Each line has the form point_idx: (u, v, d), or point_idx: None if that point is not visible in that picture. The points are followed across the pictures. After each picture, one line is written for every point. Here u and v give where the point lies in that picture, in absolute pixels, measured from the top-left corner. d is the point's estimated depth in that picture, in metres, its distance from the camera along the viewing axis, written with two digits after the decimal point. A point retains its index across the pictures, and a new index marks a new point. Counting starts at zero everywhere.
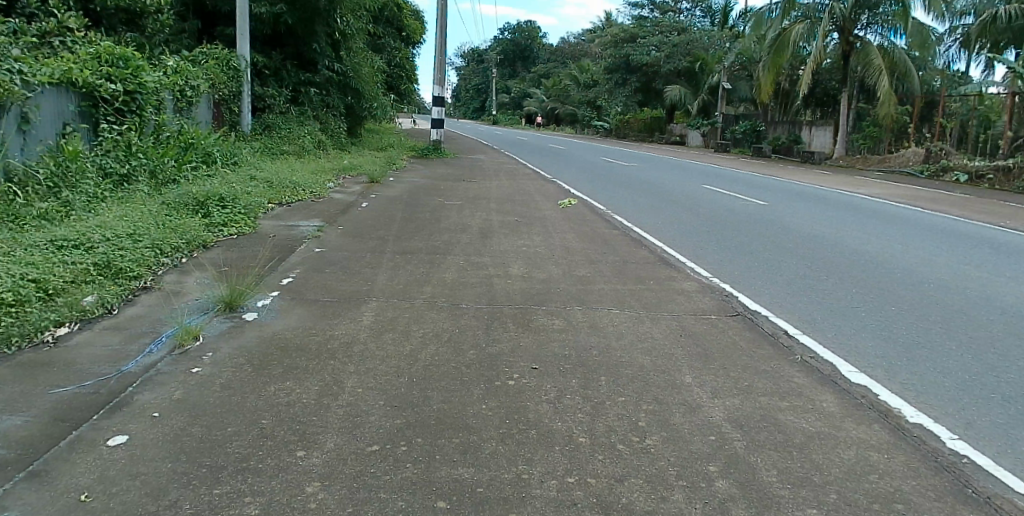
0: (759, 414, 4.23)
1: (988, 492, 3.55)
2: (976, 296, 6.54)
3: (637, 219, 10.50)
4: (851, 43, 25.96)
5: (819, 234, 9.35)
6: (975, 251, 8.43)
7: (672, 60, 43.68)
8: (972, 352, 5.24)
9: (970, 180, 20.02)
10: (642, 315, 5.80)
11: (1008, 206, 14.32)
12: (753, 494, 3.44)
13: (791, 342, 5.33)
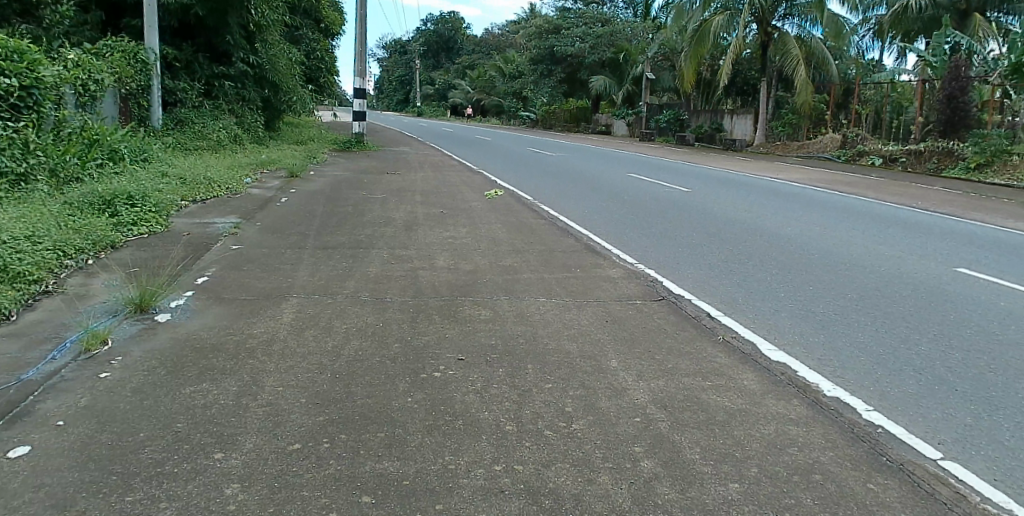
0: (683, 395, 4.32)
1: (902, 458, 3.73)
2: (888, 273, 6.85)
3: (563, 209, 10.60)
4: (769, 34, 26.80)
5: (741, 218, 9.62)
6: (888, 231, 8.83)
7: (596, 51, 44.30)
8: (885, 326, 5.49)
9: (885, 163, 20.96)
10: (567, 303, 5.86)
11: (918, 187, 15.10)
12: (678, 472, 3.52)
13: (712, 323, 5.46)
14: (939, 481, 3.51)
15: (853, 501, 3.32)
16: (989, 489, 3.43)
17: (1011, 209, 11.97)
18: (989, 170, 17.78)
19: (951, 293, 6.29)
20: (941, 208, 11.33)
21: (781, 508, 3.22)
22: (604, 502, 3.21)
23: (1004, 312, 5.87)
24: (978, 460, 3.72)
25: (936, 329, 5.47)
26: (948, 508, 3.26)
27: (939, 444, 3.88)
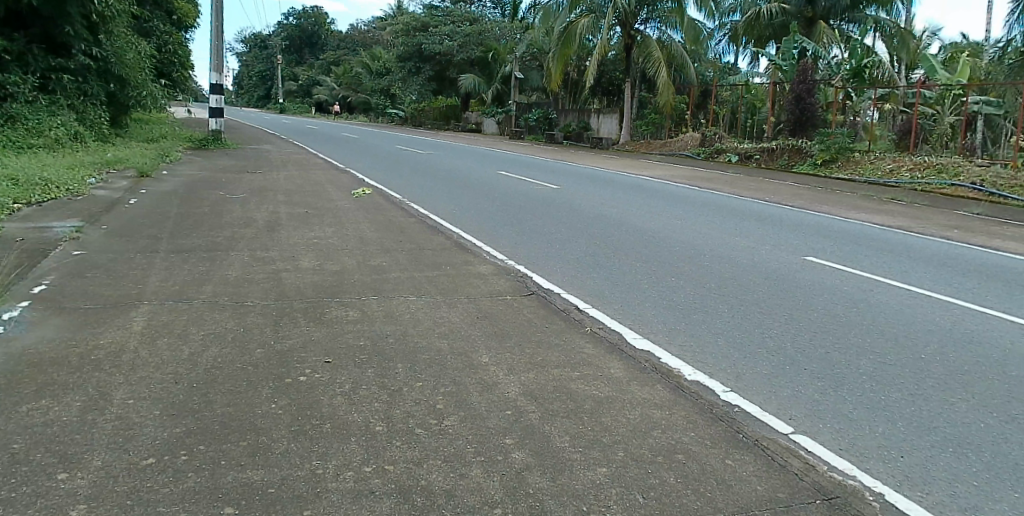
0: (552, 386, 4.45)
1: (756, 435, 4.06)
2: (743, 262, 7.36)
3: (433, 207, 10.59)
4: (632, 37, 28.04)
5: (608, 214, 10.00)
6: (743, 223, 9.49)
7: (465, 49, 44.98)
8: (741, 312, 5.91)
9: (740, 160, 22.48)
10: (437, 301, 5.88)
11: (766, 182, 16.35)
12: (548, 461, 3.63)
13: (581, 315, 5.66)
14: (792, 454, 3.86)
15: (714, 478, 3.57)
16: (835, 459, 3.83)
17: (848, 200, 13.28)
18: (834, 166, 19.54)
19: (799, 279, 6.86)
20: (788, 201, 12.36)
21: (647, 489, 3.40)
22: (476, 495, 3.26)
23: (843, 294, 6.49)
24: (824, 433, 4.12)
25: (786, 312, 5.95)
26: (799, 478, 3.60)
27: (789, 420, 4.26)
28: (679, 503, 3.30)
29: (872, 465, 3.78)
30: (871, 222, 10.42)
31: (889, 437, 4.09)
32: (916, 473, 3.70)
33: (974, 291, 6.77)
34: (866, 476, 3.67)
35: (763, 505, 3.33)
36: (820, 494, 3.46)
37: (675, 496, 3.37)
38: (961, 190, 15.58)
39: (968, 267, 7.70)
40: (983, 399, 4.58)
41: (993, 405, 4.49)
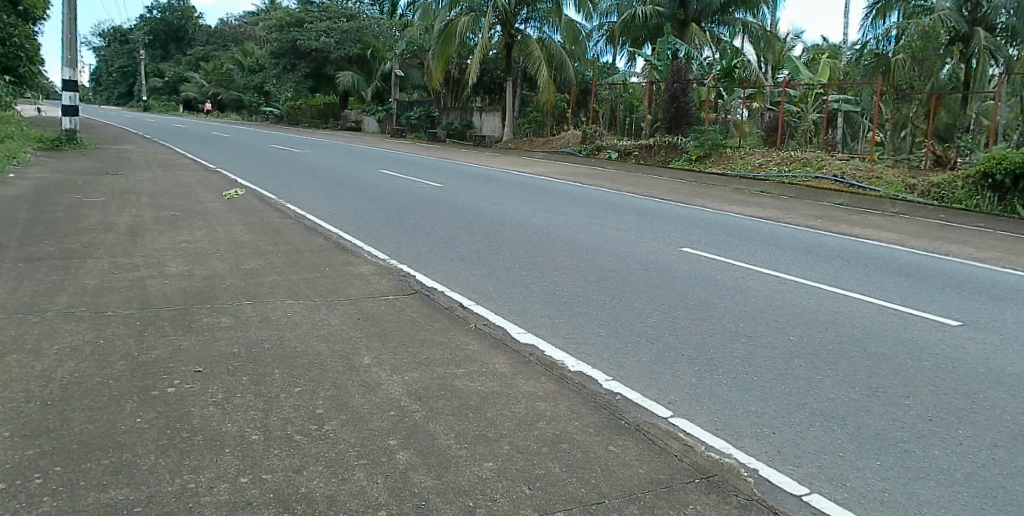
0: (437, 384, 4.47)
1: (638, 420, 4.25)
2: (624, 255, 7.66)
3: (312, 208, 10.33)
4: (513, 36, 28.46)
5: (493, 211, 10.11)
6: (624, 218, 9.85)
7: (342, 47, 44.54)
8: (624, 303, 6.13)
9: (620, 157, 23.08)
10: (316, 303, 5.78)
11: (643, 177, 17.07)
12: (433, 459, 3.66)
13: (465, 313, 5.72)
14: (672, 437, 4.08)
15: (598, 465, 3.71)
16: (713, 439, 4.10)
17: (721, 194, 14.09)
18: (708, 161, 20.50)
19: (676, 269, 7.21)
20: (665, 195, 12.97)
21: (532, 480, 3.50)
22: (359, 498, 3.24)
23: (719, 282, 6.87)
24: (701, 414, 4.38)
25: (665, 302, 6.24)
26: (679, 460, 3.83)
27: (669, 404, 4.48)
28: (564, 491, 3.41)
29: (746, 442, 4.08)
30: (741, 213, 11.09)
31: (760, 416, 4.41)
32: (786, 448, 4.03)
33: (835, 275, 7.36)
34: (740, 453, 3.96)
35: (646, 487, 3.52)
36: (699, 473, 3.69)
37: (559, 485, 3.48)
38: (824, 182, 16.79)
39: (832, 253, 8.35)
40: (844, 374, 5.01)
41: (853, 380, 4.92)
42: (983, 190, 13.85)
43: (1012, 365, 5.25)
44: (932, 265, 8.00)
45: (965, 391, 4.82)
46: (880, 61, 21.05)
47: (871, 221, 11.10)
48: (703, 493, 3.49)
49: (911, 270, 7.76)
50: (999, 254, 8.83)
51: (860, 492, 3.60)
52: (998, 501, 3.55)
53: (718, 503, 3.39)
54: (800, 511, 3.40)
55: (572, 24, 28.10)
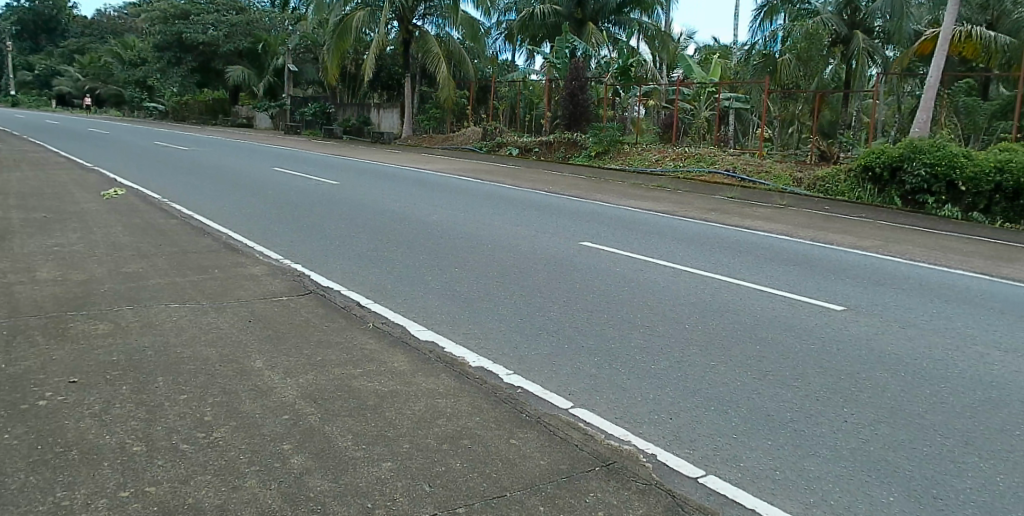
0: (333, 385, 4.42)
1: (539, 413, 4.31)
2: (524, 250, 7.78)
3: (202, 207, 9.97)
4: (411, 32, 28.21)
5: (392, 208, 10.06)
6: (526, 213, 10.00)
7: (232, 40, 43.78)
8: (523, 297, 6.22)
9: (520, 154, 23.18)
10: (204, 306, 5.61)
11: (542, 173, 17.41)
12: (329, 462, 3.61)
13: (363, 311, 5.68)
14: (573, 427, 4.17)
15: (499, 458, 3.76)
16: (612, 427, 4.22)
17: (620, 189, 14.49)
18: (607, 157, 20.99)
19: (576, 263, 7.37)
20: (567, 191, 13.26)
21: (433, 477, 3.51)
22: (253, 505, 3.17)
23: (617, 274, 7.06)
24: (600, 404, 4.49)
25: (566, 295, 6.36)
26: (580, 449, 3.93)
27: (569, 395, 4.56)
28: (464, 487, 3.44)
29: (645, 429, 4.23)
30: (639, 207, 11.46)
31: (658, 402, 4.56)
32: (683, 433, 4.21)
33: (727, 265, 7.68)
34: (639, 439, 4.11)
35: (547, 477, 3.60)
36: (599, 461, 3.81)
37: (458, 480, 3.50)
38: (718, 176, 17.44)
39: (728, 244, 8.72)
40: (737, 358, 5.23)
41: (746, 364, 5.15)
42: (864, 183, 14.79)
43: (889, 345, 5.65)
44: (817, 253, 8.48)
45: (848, 371, 5.15)
46: (767, 61, 22.09)
47: (761, 213, 11.66)
48: (603, 480, 3.60)
49: (799, 258, 8.19)
50: (879, 241, 9.47)
51: (752, 472, 3.83)
52: (876, 474, 3.86)
53: (618, 489, 3.52)
54: (697, 493, 3.59)
55: (471, 20, 27.84)
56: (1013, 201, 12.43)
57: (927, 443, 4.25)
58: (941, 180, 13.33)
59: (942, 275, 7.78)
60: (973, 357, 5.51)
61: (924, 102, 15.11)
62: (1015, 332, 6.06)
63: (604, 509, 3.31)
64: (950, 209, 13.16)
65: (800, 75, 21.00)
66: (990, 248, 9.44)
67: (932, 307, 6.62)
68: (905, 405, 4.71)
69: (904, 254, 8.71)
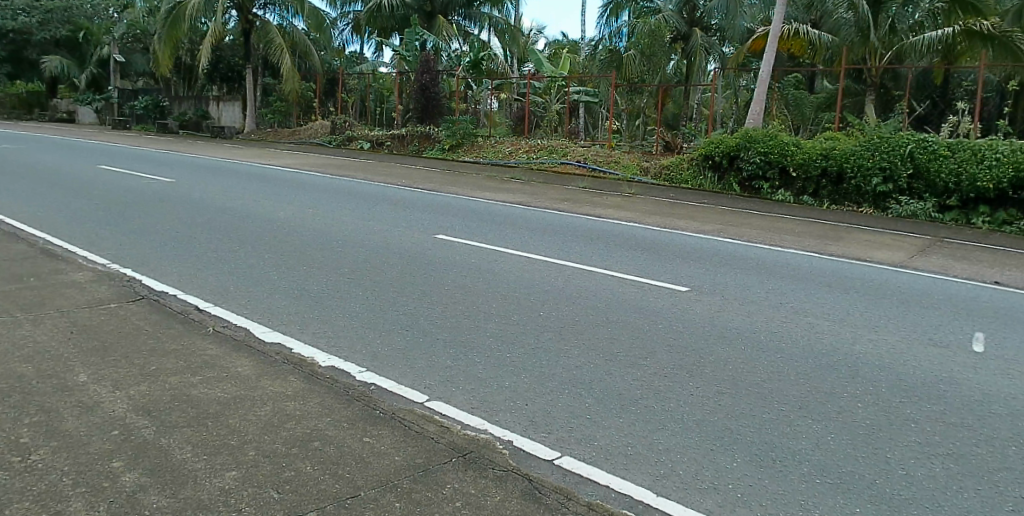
0: (169, 395, 4.18)
1: (393, 408, 4.25)
2: (377, 246, 7.75)
3: (19, 211, 9.10)
4: (251, 21, 27.23)
5: (237, 207, 9.66)
6: (382, 210, 9.96)
7: (47, 28, 40.30)
8: (371, 293, 6.18)
9: (372, 147, 23.00)
10: (19, 319, 5.12)
11: (396, 167, 17.28)
12: (166, 476, 3.39)
13: (202, 315, 5.42)
14: (429, 420, 4.14)
15: (352, 458, 3.68)
16: (469, 417, 4.23)
17: (474, 182, 14.59)
18: (460, 150, 21.17)
19: (430, 257, 7.41)
20: (420, 186, 13.25)
21: (282, 483, 3.38)
22: None
23: (473, 265, 7.16)
24: (456, 395, 4.49)
25: (421, 288, 6.36)
26: (436, 441, 3.91)
27: (424, 388, 4.53)
28: (315, 490, 3.34)
29: (501, 417, 4.28)
30: (492, 200, 11.66)
31: (514, 389, 4.62)
32: (539, 417, 4.30)
33: (579, 253, 7.93)
34: (496, 427, 4.15)
35: (402, 473, 3.55)
36: (456, 452, 3.81)
37: (307, 484, 3.39)
38: (569, 167, 18.05)
39: (585, 233, 9.02)
40: (590, 342, 5.41)
41: (600, 347, 5.33)
42: (705, 171, 15.74)
43: (730, 320, 6.06)
44: (664, 239, 8.94)
45: (696, 348, 5.45)
46: (614, 57, 22.87)
47: (611, 202, 12.13)
48: (460, 471, 3.61)
49: (649, 244, 8.60)
50: (719, 225, 10.12)
51: (606, 449, 3.98)
52: (722, 443, 4.13)
53: (475, 479, 3.54)
54: (553, 475, 3.67)
55: (316, 11, 27.21)
56: (837, 184, 13.74)
57: (764, 409, 4.60)
58: (774, 167, 14.45)
59: (777, 254, 8.43)
60: (803, 326, 6.03)
61: (757, 96, 16.27)
62: (841, 304, 6.67)
63: (461, 499, 3.32)
64: (783, 194, 14.34)
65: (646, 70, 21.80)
66: (817, 228, 10.33)
67: (770, 284, 7.15)
68: (745, 375, 5.06)
69: (742, 237, 9.37)
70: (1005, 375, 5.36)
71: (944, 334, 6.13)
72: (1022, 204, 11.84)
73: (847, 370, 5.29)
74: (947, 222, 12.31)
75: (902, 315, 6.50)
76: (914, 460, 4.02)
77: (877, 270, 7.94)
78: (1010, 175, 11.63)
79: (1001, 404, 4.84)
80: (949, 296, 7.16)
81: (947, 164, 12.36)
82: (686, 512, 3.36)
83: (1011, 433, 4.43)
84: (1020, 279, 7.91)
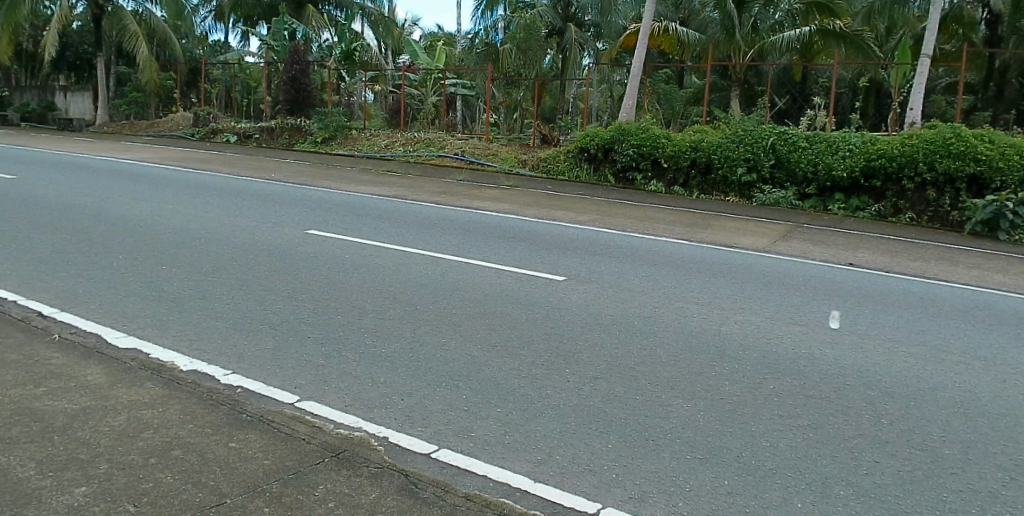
0: (8, 410, 3.86)
1: (260, 411, 4.11)
2: (246, 243, 7.51)
3: None
4: (101, 7, 25.17)
5: (89, 205, 9.06)
6: (250, 206, 9.64)
7: None
8: (235, 291, 5.97)
9: (239, 140, 22.19)
10: None
11: (267, 161, 16.74)
12: (8, 496, 3.14)
13: (51, 323, 5.05)
14: (299, 421, 4.03)
15: (217, 465, 3.52)
16: (343, 416, 4.15)
17: (350, 176, 14.32)
18: (333, 143, 20.81)
19: (297, 253, 7.25)
20: (292, 180, 12.87)
21: (138, 495, 3.20)
22: None
23: (347, 261, 7.06)
24: (329, 394, 4.40)
25: (290, 286, 6.20)
26: (307, 442, 3.81)
27: (295, 389, 4.42)
28: (177, 500, 3.18)
29: (376, 413, 4.22)
30: (370, 194, 11.51)
31: (390, 384, 4.58)
32: (415, 411, 4.28)
33: (457, 246, 7.98)
34: (370, 424, 4.09)
35: (271, 477, 3.44)
36: (329, 452, 3.72)
37: (166, 494, 3.23)
38: (448, 159, 18.05)
39: (465, 226, 9.07)
40: (466, 334, 5.45)
41: (476, 338, 5.38)
42: (581, 163, 16.19)
43: (602, 307, 6.26)
44: (542, 230, 9.13)
45: (570, 335, 5.60)
46: (489, 50, 23.19)
47: (489, 194, 12.24)
48: (333, 471, 3.53)
49: (526, 235, 8.75)
50: (594, 216, 10.43)
51: (483, 439, 4.01)
52: (598, 426, 4.26)
53: (348, 478, 3.48)
54: (430, 469, 3.66)
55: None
56: (705, 175, 14.49)
57: (639, 392, 4.77)
58: (646, 159, 15.03)
59: (652, 242, 8.77)
60: (672, 310, 6.32)
61: (629, 90, 16.86)
62: (710, 288, 7.03)
63: (335, 499, 3.26)
64: (656, 185, 14.94)
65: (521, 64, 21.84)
66: (688, 217, 10.83)
67: (644, 271, 7.45)
68: (622, 360, 5.23)
69: (617, 226, 9.69)
70: (856, 348, 5.83)
71: (805, 313, 6.58)
72: (872, 192, 12.89)
73: (715, 350, 5.58)
74: (807, 209, 13.21)
75: (765, 296, 6.93)
76: (778, 432, 4.30)
77: (743, 255, 8.43)
78: (861, 164, 12.65)
79: (855, 376, 5.26)
80: (810, 278, 7.71)
81: (805, 155, 13.29)
82: (564, 496, 3.45)
83: (863, 402, 4.81)
84: (870, 261, 8.65)
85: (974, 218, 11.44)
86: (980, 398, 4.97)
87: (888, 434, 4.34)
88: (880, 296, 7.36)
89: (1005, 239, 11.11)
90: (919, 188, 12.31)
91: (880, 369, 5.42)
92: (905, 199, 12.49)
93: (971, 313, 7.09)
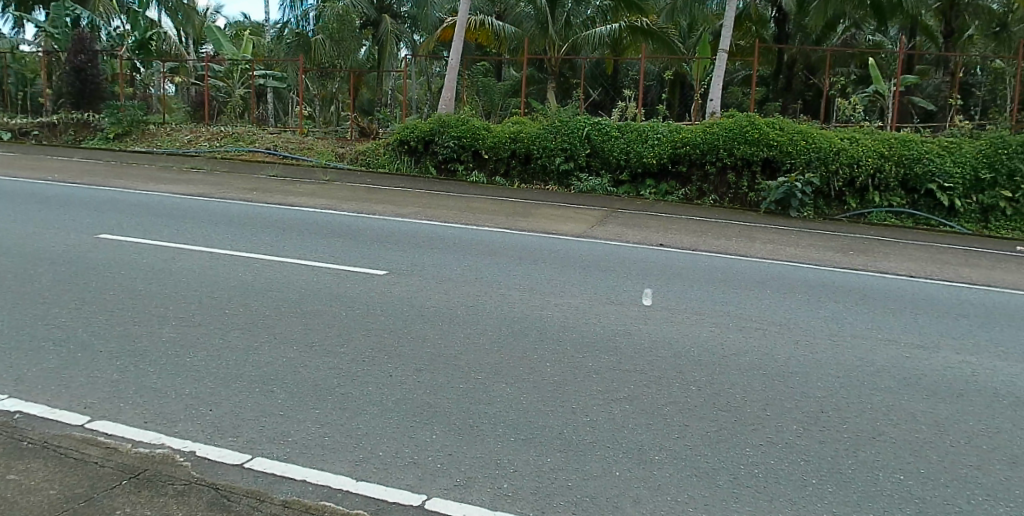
0: None
1: (45, 436, 3.77)
2: (20, 252, 6.78)
3: None
4: None
5: None
6: (25, 210, 8.67)
7: None
8: (6, 308, 5.39)
9: (15, 137, 19.77)
10: None
11: (50, 161, 15.03)
12: None
13: None
14: (91, 444, 3.73)
15: None
16: (142, 433, 3.90)
17: (147, 174, 13.25)
18: (128, 139, 19.22)
19: (82, 261, 6.66)
20: (80, 181, 11.69)
21: None
22: None
23: (141, 267, 6.60)
24: (126, 411, 4.12)
25: (75, 299, 5.68)
26: (100, 465, 3.54)
27: (84, 409, 4.09)
28: None
29: (182, 427, 4.01)
30: (175, 194, 10.78)
31: (197, 395, 4.37)
32: (225, 420, 4.12)
33: (271, 244, 7.72)
34: (175, 440, 3.87)
35: (59, 506, 3.17)
36: (126, 473, 3.49)
37: None
38: (259, 154, 17.26)
39: (279, 223, 8.79)
40: (281, 336, 5.31)
41: (292, 339, 5.26)
42: (400, 155, 16.11)
43: (423, 299, 6.36)
44: (362, 224, 9.05)
45: (392, 329, 5.63)
46: (302, 41, 22.56)
47: (305, 190, 11.91)
48: (132, 493, 3.32)
49: (345, 230, 8.64)
50: (416, 208, 10.48)
51: (302, 443, 3.94)
52: (422, 418, 4.33)
53: (150, 498, 3.28)
54: (244, 479, 3.55)
55: None
56: (525, 164, 15.01)
57: (463, 380, 4.90)
58: (467, 150, 15.27)
59: (473, 233, 8.99)
60: (494, 298, 6.54)
61: (448, 81, 16.99)
62: (531, 275, 7.34)
63: None
64: (478, 175, 15.23)
65: (333, 55, 21.29)
66: (508, 206, 11.18)
67: (463, 261, 7.62)
68: (443, 350, 5.35)
69: (436, 218, 9.83)
70: (663, 323, 6.36)
71: (621, 293, 7.07)
72: (678, 177, 14.03)
73: (531, 332, 5.88)
74: (621, 194, 14.07)
75: (580, 279, 7.37)
76: (595, 407, 4.61)
77: (559, 241, 8.88)
78: (669, 152, 13.71)
79: (664, 348, 5.75)
80: (624, 260, 8.28)
81: (618, 143, 14.18)
82: (387, 491, 3.50)
83: (673, 372, 5.28)
84: (677, 241, 9.44)
85: (769, 198, 12.84)
86: (773, 360, 5.62)
87: (694, 399, 4.80)
88: (683, 272, 8.07)
89: (796, 216, 12.61)
90: (721, 172, 13.58)
91: (685, 340, 5.96)
92: (709, 183, 13.73)
93: (762, 283, 7.97)
